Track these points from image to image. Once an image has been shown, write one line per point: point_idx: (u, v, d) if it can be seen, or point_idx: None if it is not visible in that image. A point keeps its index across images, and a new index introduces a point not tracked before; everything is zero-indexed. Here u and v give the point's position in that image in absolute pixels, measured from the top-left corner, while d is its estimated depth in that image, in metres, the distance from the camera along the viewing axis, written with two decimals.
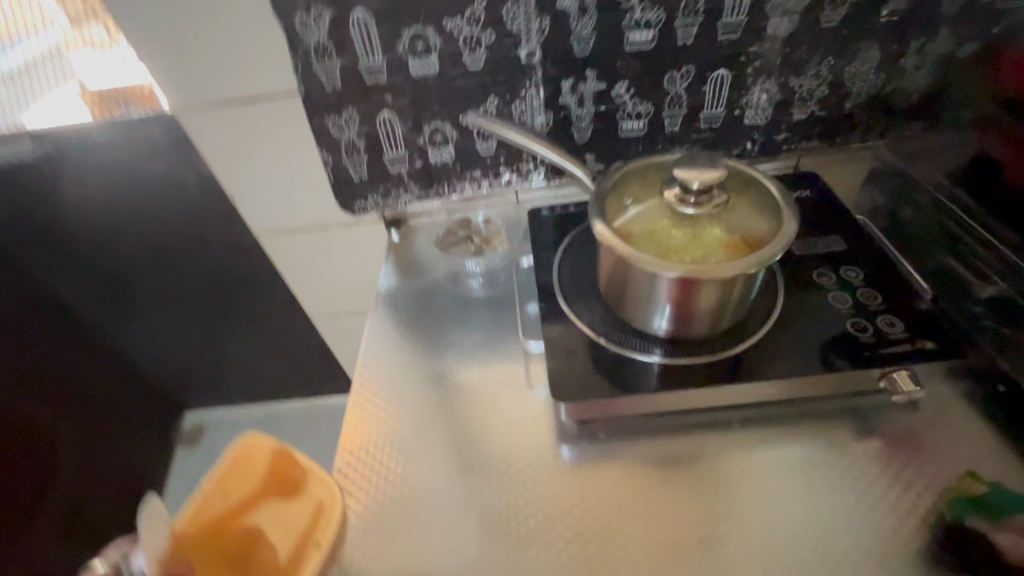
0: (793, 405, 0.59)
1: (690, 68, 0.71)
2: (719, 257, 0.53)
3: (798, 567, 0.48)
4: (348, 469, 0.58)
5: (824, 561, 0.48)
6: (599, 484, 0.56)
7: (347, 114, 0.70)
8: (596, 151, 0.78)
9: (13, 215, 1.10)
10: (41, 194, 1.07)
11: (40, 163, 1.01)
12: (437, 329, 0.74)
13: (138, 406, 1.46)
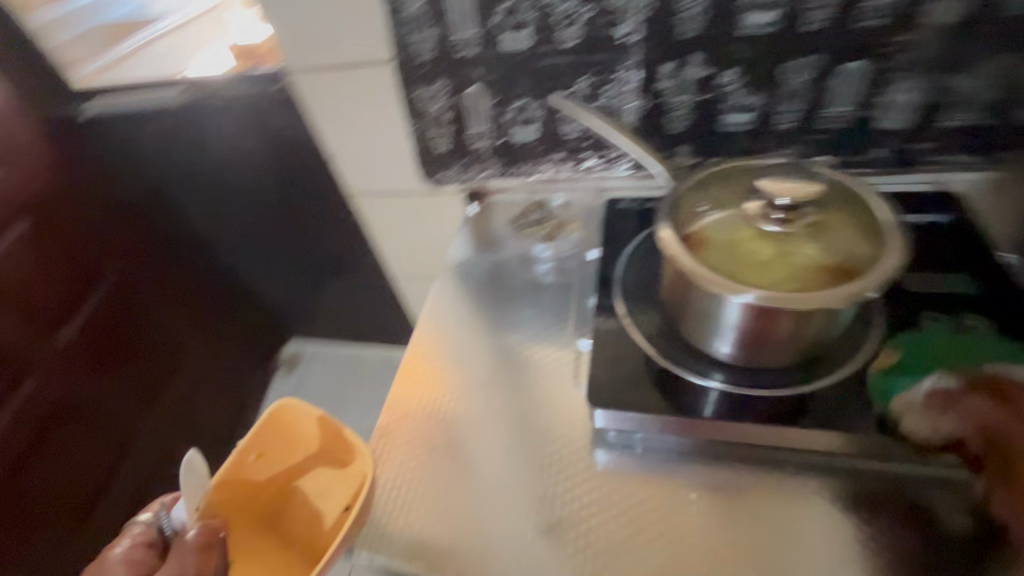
0: (867, 463, 0.51)
1: (817, 58, 0.61)
2: (798, 283, 0.47)
3: None
4: (386, 432, 0.61)
5: None
6: (628, 500, 0.53)
7: (436, 86, 0.70)
8: (691, 143, 0.71)
9: (164, 152, 1.27)
10: (186, 137, 1.22)
11: (187, 110, 1.15)
12: (496, 309, 0.73)
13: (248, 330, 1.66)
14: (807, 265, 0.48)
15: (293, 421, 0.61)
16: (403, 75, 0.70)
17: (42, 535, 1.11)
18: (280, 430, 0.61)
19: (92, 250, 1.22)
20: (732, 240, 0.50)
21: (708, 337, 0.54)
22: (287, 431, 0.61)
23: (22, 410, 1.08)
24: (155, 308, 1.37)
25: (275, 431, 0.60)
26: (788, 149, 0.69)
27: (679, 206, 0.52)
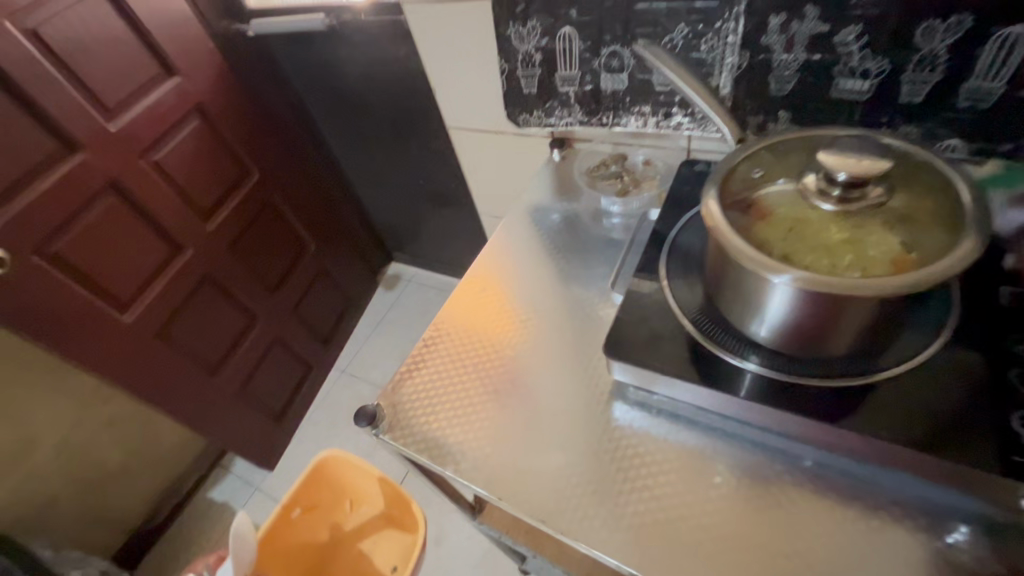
0: (885, 473, 0.49)
1: (965, 19, 0.51)
2: (849, 270, 0.43)
3: None
4: (432, 346, 0.68)
5: None
6: (633, 456, 0.56)
7: (531, 26, 0.71)
8: (792, 109, 0.65)
9: (307, 72, 1.42)
10: (325, 60, 1.35)
11: (327, 35, 1.27)
12: (554, 254, 0.76)
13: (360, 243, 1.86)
14: (863, 250, 0.43)
15: (340, 467, 0.91)
16: (500, 11, 0.71)
17: (188, 373, 1.35)
18: (326, 483, 0.92)
19: (244, 152, 1.42)
20: (784, 217, 0.46)
21: (746, 317, 0.51)
22: (337, 473, 0.92)
23: (183, 270, 1.30)
24: (285, 211, 1.57)
25: (324, 481, 0.92)
26: (909, 127, 0.60)
27: (731, 177, 0.50)
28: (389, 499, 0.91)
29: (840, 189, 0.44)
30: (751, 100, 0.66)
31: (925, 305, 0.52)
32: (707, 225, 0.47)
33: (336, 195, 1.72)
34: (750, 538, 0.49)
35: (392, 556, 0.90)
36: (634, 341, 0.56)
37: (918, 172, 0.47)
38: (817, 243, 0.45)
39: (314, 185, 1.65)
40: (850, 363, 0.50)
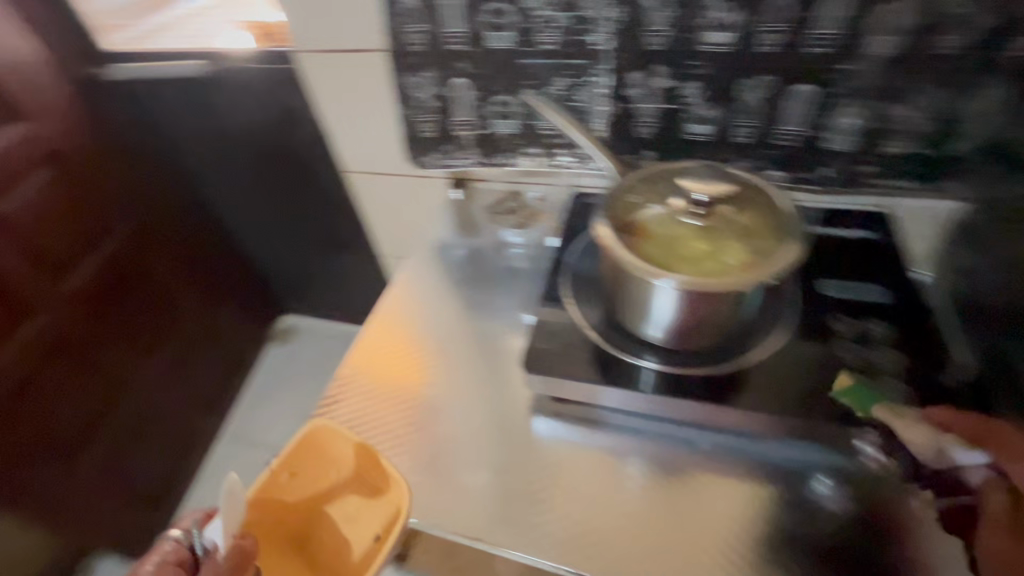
0: (761, 443, 0.58)
1: (771, 79, 0.66)
2: (717, 270, 0.52)
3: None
4: (346, 386, 0.67)
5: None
6: (556, 463, 0.60)
7: (426, 76, 0.76)
8: (656, 149, 0.77)
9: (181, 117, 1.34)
10: (204, 106, 1.29)
11: (207, 81, 1.23)
12: (463, 286, 0.79)
13: (248, 296, 1.74)
14: (723, 253, 0.53)
15: (333, 445, 0.58)
16: (396, 62, 0.76)
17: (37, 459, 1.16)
18: (310, 456, 0.58)
19: (108, 203, 1.29)
20: (662, 233, 0.55)
21: (639, 322, 0.58)
22: (322, 454, 0.58)
23: (31, 339, 1.13)
24: (159, 266, 1.44)
25: (306, 458, 0.58)
26: (744, 161, 0.74)
27: (617, 205, 0.57)
28: (369, 461, 0.57)
29: (701, 208, 0.56)
30: (623, 141, 0.77)
31: (776, 301, 0.63)
32: (603, 246, 0.55)
33: (219, 246, 1.60)
34: (664, 519, 0.54)
35: (378, 521, 0.55)
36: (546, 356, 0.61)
37: (756, 193, 0.58)
38: (690, 251, 0.54)
39: (193, 236, 1.52)
40: (723, 355, 0.59)
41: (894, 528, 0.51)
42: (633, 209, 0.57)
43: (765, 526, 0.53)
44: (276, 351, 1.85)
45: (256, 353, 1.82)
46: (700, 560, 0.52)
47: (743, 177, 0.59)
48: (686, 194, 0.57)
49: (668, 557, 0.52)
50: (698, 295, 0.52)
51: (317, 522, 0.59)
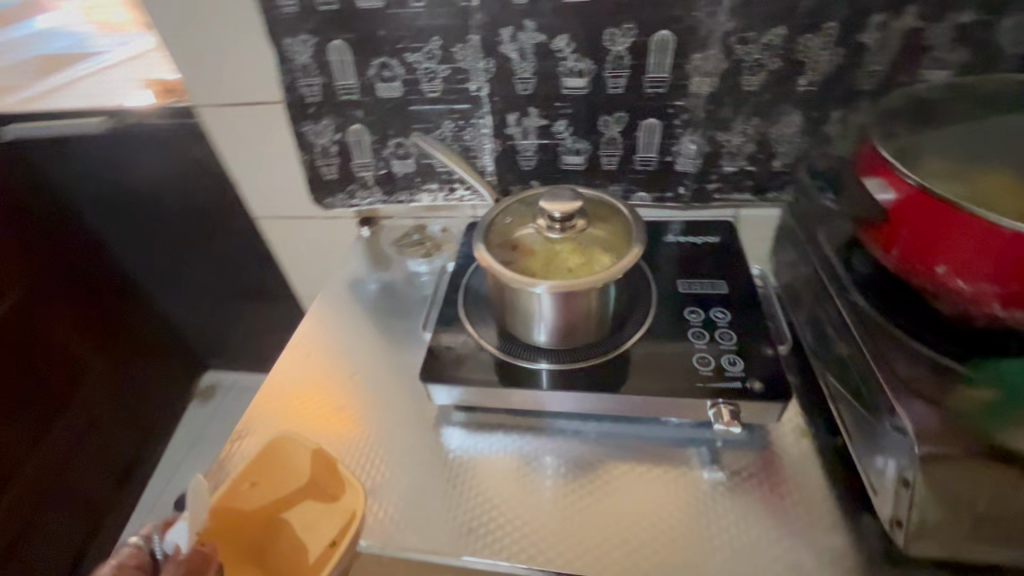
0: (638, 425, 0.66)
1: (623, 115, 0.78)
2: (580, 272, 0.60)
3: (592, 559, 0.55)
4: (257, 419, 0.70)
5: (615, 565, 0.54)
6: (457, 465, 0.64)
7: (324, 123, 0.83)
8: (541, 179, 0.87)
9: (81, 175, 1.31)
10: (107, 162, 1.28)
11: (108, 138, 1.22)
12: (373, 315, 0.84)
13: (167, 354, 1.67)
14: (584, 257, 0.62)
15: (291, 454, 0.60)
16: (294, 112, 0.82)
17: None
18: (275, 465, 0.60)
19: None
20: (529, 250, 0.63)
21: (526, 328, 0.66)
22: (282, 463, 0.60)
23: None
24: (58, 331, 1.37)
25: (271, 468, 0.59)
26: (615, 186, 0.86)
27: (491, 229, 0.65)
28: (328, 465, 0.59)
29: (558, 224, 0.62)
30: (511, 173, 0.86)
31: (637, 301, 0.71)
32: (482, 267, 0.62)
33: (134, 307, 1.55)
34: (560, 503, 0.60)
35: (340, 521, 0.56)
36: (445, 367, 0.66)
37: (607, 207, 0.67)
38: (557, 260, 0.62)
39: (100, 298, 1.47)
40: (600, 349, 0.67)
41: (750, 485, 0.59)
42: (505, 231, 0.65)
43: (643, 495, 0.60)
44: (197, 411, 1.76)
45: (175, 416, 1.73)
46: (583, 533, 0.57)
47: (596, 196, 0.69)
48: (545, 214, 0.63)
49: (554, 536, 0.57)
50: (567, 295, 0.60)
51: (277, 532, 0.58)
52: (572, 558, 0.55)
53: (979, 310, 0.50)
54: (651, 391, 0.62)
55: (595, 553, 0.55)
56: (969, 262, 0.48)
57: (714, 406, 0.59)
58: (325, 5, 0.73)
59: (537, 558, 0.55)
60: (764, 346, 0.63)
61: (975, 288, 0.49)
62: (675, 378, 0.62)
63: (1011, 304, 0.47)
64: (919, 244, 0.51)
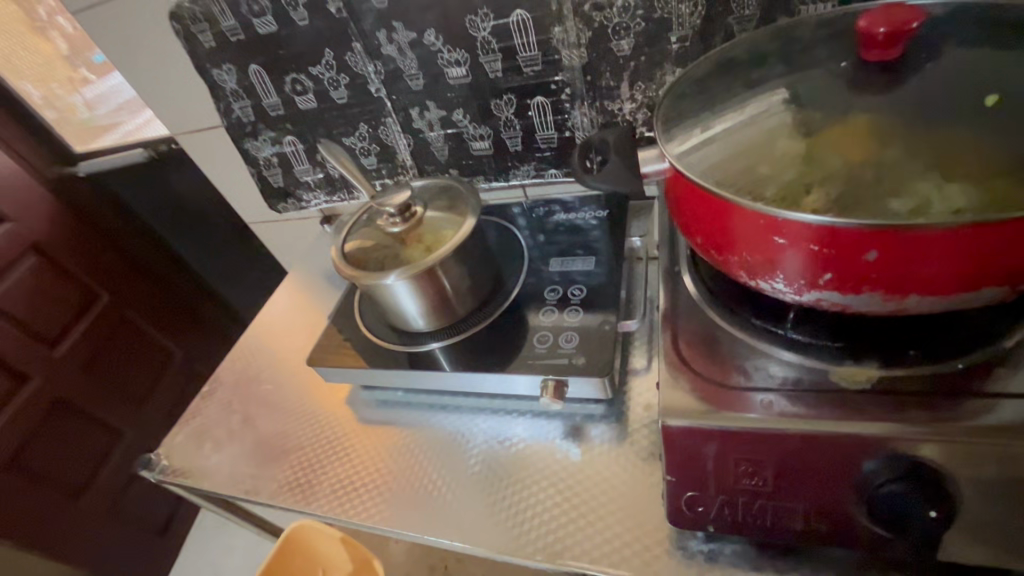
0: (512, 400, 0.69)
1: (511, 97, 0.78)
2: (427, 254, 0.66)
3: (481, 538, 0.58)
4: (206, 399, 0.83)
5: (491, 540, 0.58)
6: (352, 439, 0.72)
7: (262, 139, 0.93)
8: (458, 168, 0.90)
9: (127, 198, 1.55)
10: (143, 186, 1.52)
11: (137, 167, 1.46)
12: (319, 304, 0.95)
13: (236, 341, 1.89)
14: (428, 242, 0.67)
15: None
16: (236, 133, 0.94)
17: (48, 501, 1.36)
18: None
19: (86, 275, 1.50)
20: (376, 244, 0.68)
21: (400, 318, 0.71)
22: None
23: (30, 401, 1.35)
24: (143, 323, 1.63)
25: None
26: (525, 166, 0.86)
27: (348, 240, 0.70)
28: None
29: (396, 217, 0.68)
30: (429, 165, 0.91)
31: (510, 281, 0.76)
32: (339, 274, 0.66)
33: (205, 305, 1.79)
34: (466, 482, 0.63)
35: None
36: (341, 351, 0.75)
37: (447, 190, 0.73)
38: (404, 252, 0.67)
39: (174, 295, 1.71)
40: (471, 322, 0.72)
41: (601, 458, 0.61)
42: (355, 239, 0.70)
43: (499, 466, 0.64)
44: None
45: None
46: (448, 503, 0.62)
47: (440, 182, 0.74)
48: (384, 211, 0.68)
49: (427, 505, 0.63)
50: (422, 278, 0.65)
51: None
52: (489, 538, 0.58)
53: (781, 296, 0.41)
54: (501, 368, 0.65)
55: (508, 530, 0.58)
56: (750, 238, 0.40)
57: (542, 380, 0.62)
58: (235, 36, 0.82)
59: (461, 539, 0.59)
60: (608, 321, 0.66)
61: (766, 271, 0.40)
62: (520, 355, 0.66)
63: (805, 281, 0.39)
64: (704, 226, 0.43)
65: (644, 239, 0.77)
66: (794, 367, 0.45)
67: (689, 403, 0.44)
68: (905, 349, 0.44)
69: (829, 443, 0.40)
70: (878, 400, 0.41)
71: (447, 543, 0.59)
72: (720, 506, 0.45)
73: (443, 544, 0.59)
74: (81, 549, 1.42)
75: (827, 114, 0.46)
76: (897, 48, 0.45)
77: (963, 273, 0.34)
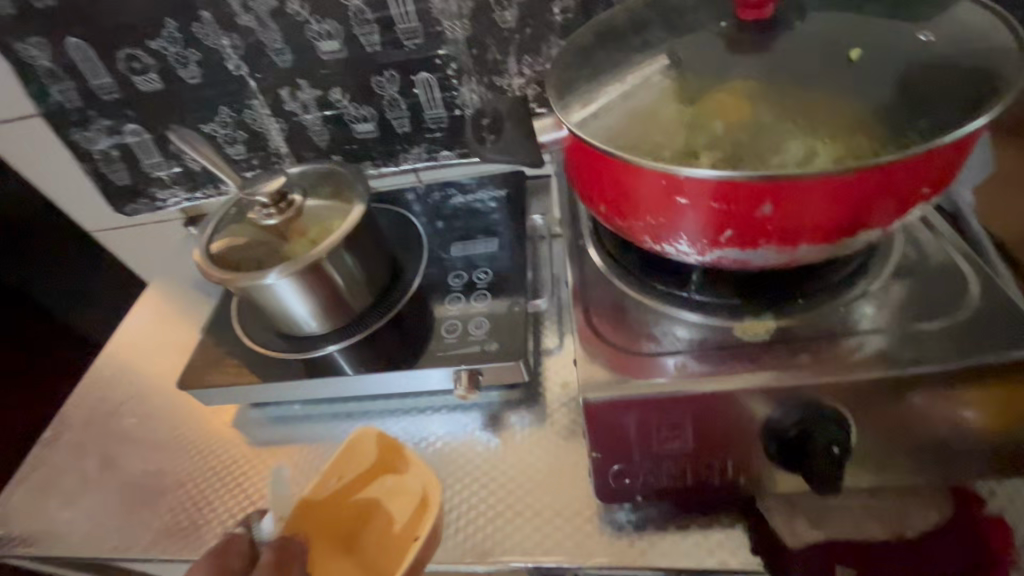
0: (418, 399, 0.64)
1: (394, 73, 0.73)
2: (310, 245, 0.59)
3: None
4: (48, 448, 0.68)
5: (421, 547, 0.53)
6: (243, 465, 0.63)
7: (95, 128, 0.78)
8: (341, 153, 0.81)
9: None
10: None
11: None
12: (189, 316, 0.82)
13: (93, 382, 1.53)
14: (309, 231, 0.60)
15: (365, 450, 0.53)
16: (59, 122, 0.77)
17: None
18: (350, 461, 0.52)
19: None
20: (248, 241, 0.60)
21: (288, 321, 0.63)
22: (360, 460, 0.53)
23: None
24: None
25: (349, 459, 0.53)
26: (416, 149, 0.80)
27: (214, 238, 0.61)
28: (397, 453, 0.53)
29: (271, 208, 0.61)
30: (307, 152, 0.81)
31: (408, 273, 0.71)
32: (205, 278, 0.57)
33: None
34: None
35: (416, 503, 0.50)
36: (221, 365, 0.65)
37: (330, 175, 0.66)
38: (282, 245, 0.59)
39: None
40: (372, 319, 0.66)
41: (524, 444, 0.59)
42: (223, 236, 0.61)
43: None
44: None
45: None
46: None
47: (322, 166, 0.67)
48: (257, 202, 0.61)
49: None
50: (306, 274, 0.58)
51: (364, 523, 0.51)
52: None
53: (685, 258, 0.42)
54: (411, 364, 0.61)
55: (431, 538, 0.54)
56: (646, 200, 0.40)
57: (455, 372, 0.59)
58: (41, 1, 0.68)
59: None
60: (518, 303, 0.64)
61: (675, 234, 0.40)
62: (428, 348, 0.62)
63: (707, 241, 0.39)
64: (607, 194, 0.42)
65: (545, 216, 0.76)
66: (698, 328, 0.46)
67: (607, 373, 0.43)
68: (796, 297, 0.46)
69: (738, 399, 0.41)
70: (776, 349, 0.43)
71: None
72: (646, 474, 0.45)
73: None
74: None
75: (703, 80, 0.45)
76: (769, 7, 0.46)
77: (847, 214, 0.37)
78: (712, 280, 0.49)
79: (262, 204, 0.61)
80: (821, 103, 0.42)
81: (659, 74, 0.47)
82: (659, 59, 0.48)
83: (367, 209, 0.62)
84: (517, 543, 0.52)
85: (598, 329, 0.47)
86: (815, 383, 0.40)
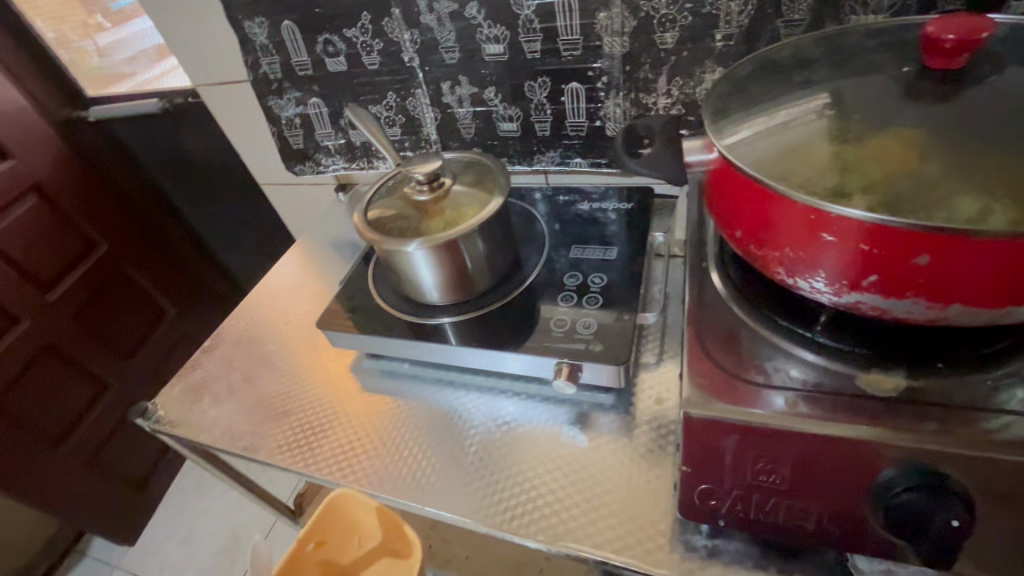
0: (515, 383, 0.69)
1: (546, 79, 0.78)
2: (449, 226, 0.65)
3: (482, 517, 0.57)
4: (207, 354, 0.82)
5: (496, 519, 0.57)
6: (353, 405, 0.71)
7: (286, 98, 0.92)
8: (482, 145, 0.89)
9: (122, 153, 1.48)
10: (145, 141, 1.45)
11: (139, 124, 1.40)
12: (327, 268, 0.94)
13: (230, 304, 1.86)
14: (450, 213, 0.67)
15: None
16: (261, 89, 0.92)
17: (25, 448, 1.32)
18: None
19: (84, 220, 1.44)
20: (398, 212, 0.67)
21: (416, 288, 0.70)
22: None
23: (19, 342, 1.31)
24: (137, 279, 1.59)
25: None
26: (551, 152, 0.85)
27: (372, 204, 0.70)
28: None
29: (424, 186, 0.68)
30: (453, 141, 0.90)
31: (525, 266, 0.75)
32: (361, 236, 0.66)
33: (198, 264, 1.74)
34: (464, 456, 0.63)
35: None
36: (351, 315, 0.74)
37: (475, 165, 0.73)
38: (426, 220, 0.66)
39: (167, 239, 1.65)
40: (487, 300, 0.71)
41: (608, 445, 0.61)
42: (380, 204, 0.69)
43: (502, 444, 0.63)
44: None
45: None
46: (431, 474, 0.62)
47: (468, 156, 0.75)
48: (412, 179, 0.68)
49: (406, 471, 0.63)
50: (441, 251, 0.64)
51: None
52: (486, 516, 0.57)
53: (817, 295, 0.42)
54: (518, 347, 0.65)
55: (504, 511, 0.57)
56: (791, 232, 0.40)
57: (556, 363, 0.62)
58: None
59: (452, 509, 0.58)
60: (624, 312, 0.66)
61: (815, 269, 0.40)
62: (534, 337, 0.65)
63: (847, 282, 0.39)
64: (745, 220, 0.44)
65: (667, 234, 0.78)
66: (815, 369, 0.46)
67: (715, 393, 0.44)
68: (932, 360, 0.44)
69: (849, 447, 0.40)
70: (903, 408, 0.41)
71: (427, 510, 0.59)
72: (733, 500, 0.45)
73: (421, 511, 0.60)
74: (50, 503, 1.38)
75: (871, 122, 0.44)
76: (963, 57, 0.44)
77: (1014, 280, 0.35)
78: (836, 325, 0.48)
79: (416, 181, 0.68)
80: (1007, 165, 0.39)
81: (818, 112, 0.46)
82: (818, 97, 0.48)
83: (505, 202, 0.67)
84: (588, 537, 0.54)
85: (711, 349, 0.48)
86: (942, 451, 0.38)
